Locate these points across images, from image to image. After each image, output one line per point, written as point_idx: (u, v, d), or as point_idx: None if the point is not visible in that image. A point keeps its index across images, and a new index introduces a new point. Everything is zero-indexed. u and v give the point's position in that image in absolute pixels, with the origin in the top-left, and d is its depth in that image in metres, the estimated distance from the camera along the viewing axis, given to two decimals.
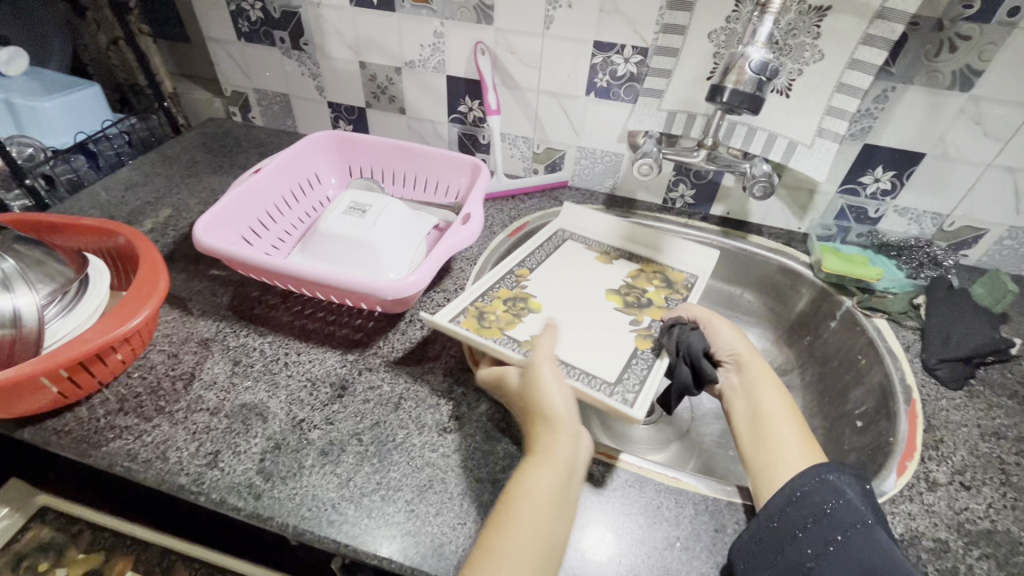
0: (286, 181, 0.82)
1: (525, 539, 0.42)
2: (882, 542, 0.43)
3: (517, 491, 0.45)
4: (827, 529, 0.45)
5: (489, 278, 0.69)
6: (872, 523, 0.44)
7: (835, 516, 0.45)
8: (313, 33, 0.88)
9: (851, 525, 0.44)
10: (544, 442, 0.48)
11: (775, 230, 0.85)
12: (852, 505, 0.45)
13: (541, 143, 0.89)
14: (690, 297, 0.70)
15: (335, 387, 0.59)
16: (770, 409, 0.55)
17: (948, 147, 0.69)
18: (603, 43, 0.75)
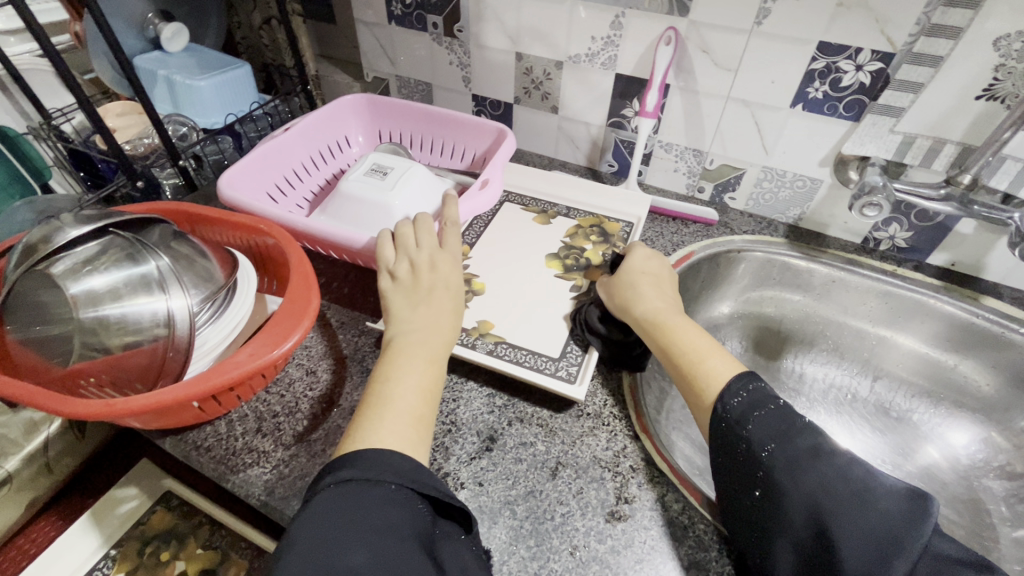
0: (313, 142, 0.75)
1: (408, 400, 0.44)
2: (802, 455, 0.40)
3: (392, 363, 0.47)
4: (749, 466, 0.42)
5: None
6: (791, 434, 0.42)
7: (755, 457, 0.42)
8: (470, 19, 0.80)
9: (768, 455, 0.41)
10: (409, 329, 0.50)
11: (1017, 291, 0.67)
12: (762, 429, 0.43)
13: (715, 159, 0.76)
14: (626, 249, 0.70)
15: (483, 438, 0.51)
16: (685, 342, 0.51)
17: None
18: (830, 46, 0.60)
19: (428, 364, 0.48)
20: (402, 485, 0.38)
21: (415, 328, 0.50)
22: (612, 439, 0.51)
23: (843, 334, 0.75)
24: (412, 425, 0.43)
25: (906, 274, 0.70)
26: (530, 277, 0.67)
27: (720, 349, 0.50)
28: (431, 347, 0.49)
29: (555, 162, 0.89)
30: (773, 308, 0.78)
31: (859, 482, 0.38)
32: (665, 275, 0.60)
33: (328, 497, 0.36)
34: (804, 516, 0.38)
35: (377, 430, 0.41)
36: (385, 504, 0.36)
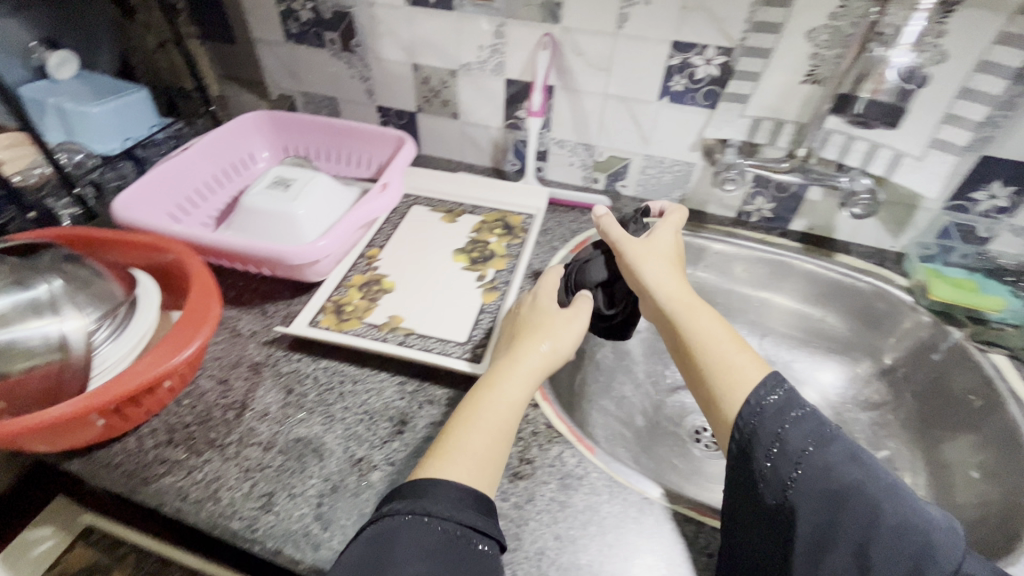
0: (213, 160, 0.76)
1: (477, 436, 0.46)
2: (833, 467, 0.38)
3: (473, 404, 0.48)
4: (784, 462, 0.40)
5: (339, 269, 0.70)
6: (826, 441, 0.40)
7: (779, 471, 0.40)
8: (365, 34, 0.84)
9: (797, 465, 0.40)
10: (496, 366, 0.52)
11: (864, 248, 0.77)
12: (797, 430, 0.41)
13: (603, 151, 0.83)
14: (526, 239, 0.76)
15: (395, 422, 0.54)
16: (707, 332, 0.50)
17: None
18: (682, 44, 0.68)
19: (516, 403, 0.49)
20: (450, 523, 0.39)
21: (533, 356, 0.52)
22: None
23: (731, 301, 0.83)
24: (483, 467, 0.44)
25: (772, 241, 0.79)
26: (438, 271, 0.71)
27: (741, 345, 0.49)
28: (522, 388, 0.50)
29: (462, 165, 0.94)
30: None
31: (904, 503, 0.36)
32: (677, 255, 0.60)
33: (366, 542, 0.38)
34: (848, 532, 0.36)
35: (451, 461, 0.43)
36: (431, 540, 0.38)
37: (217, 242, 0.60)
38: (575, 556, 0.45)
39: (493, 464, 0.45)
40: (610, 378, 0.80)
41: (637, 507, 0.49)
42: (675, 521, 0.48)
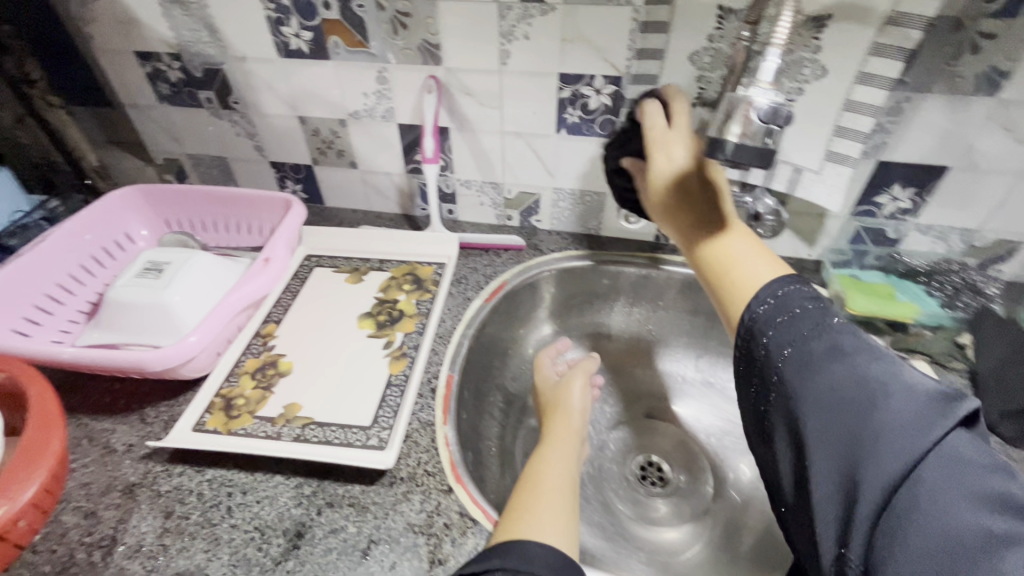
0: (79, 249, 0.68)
1: (556, 493, 0.50)
2: (817, 357, 0.38)
3: (535, 466, 0.54)
4: (767, 370, 0.40)
5: (230, 355, 0.64)
6: (809, 337, 0.39)
7: (766, 377, 0.40)
8: (242, 90, 0.78)
9: (782, 360, 0.39)
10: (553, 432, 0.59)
11: (783, 259, 0.76)
12: (783, 329, 0.40)
13: (511, 188, 0.79)
14: (437, 293, 0.71)
15: (289, 536, 0.48)
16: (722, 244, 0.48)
17: (976, 156, 0.60)
18: (570, 76, 0.65)
19: (567, 460, 0.55)
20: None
21: (565, 428, 0.60)
22: (425, 500, 0.50)
23: (662, 327, 0.81)
24: (564, 525, 0.46)
25: None
26: (341, 342, 0.65)
27: (758, 260, 0.46)
28: (568, 446, 0.57)
29: (371, 214, 0.89)
30: (597, 315, 0.82)
31: (870, 383, 0.35)
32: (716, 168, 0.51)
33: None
34: (827, 428, 0.35)
35: (536, 521, 0.46)
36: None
37: (67, 357, 0.53)
38: None
39: (573, 520, 0.47)
40: None
41: None
42: None
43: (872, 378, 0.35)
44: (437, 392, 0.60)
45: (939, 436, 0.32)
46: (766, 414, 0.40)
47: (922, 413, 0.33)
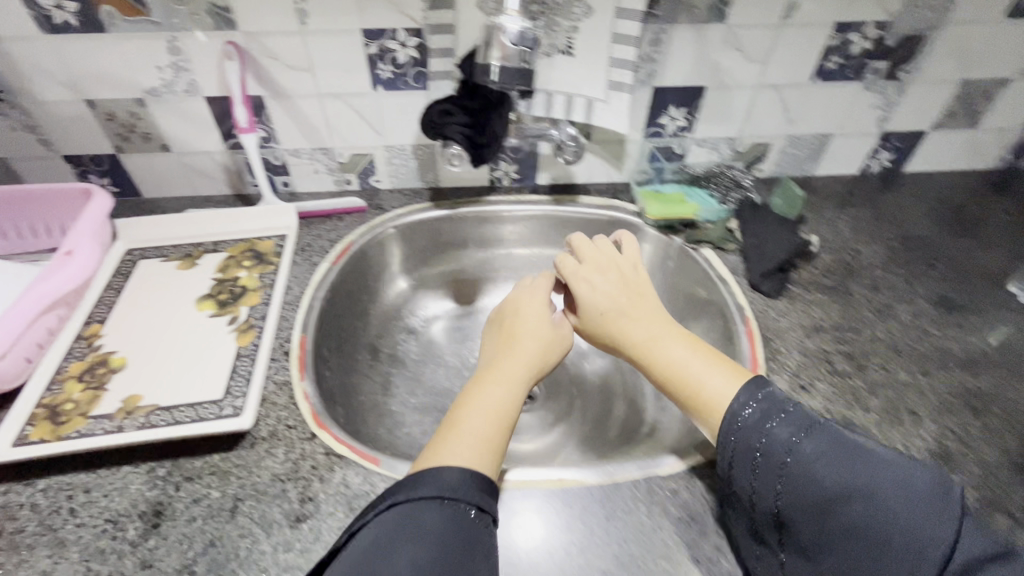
0: None
1: (477, 422, 0.48)
2: (819, 459, 0.40)
3: (472, 388, 0.52)
4: (769, 475, 0.41)
5: (46, 363, 0.58)
6: (802, 440, 0.41)
7: (769, 481, 0.41)
8: (5, 76, 0.68)
9: (784, 464, 0.41)
10: (501, 342, 0.57)
11: (601, 184, 0.86)
12: (776, 436, 0.42)
13: (343, 151, 0.80)
14: (280, 263, 0.71)
15: (148, 517, 0.47)
16: (669, 351, 0.52)
17: (721, 74, 0.73)
18: (372, 31, 0.67)
19: (506, 386, 0.52)
20: (473, 506, 0.42)
21: (498, 374, 0.53)
22: (289, 450, 0.52)
23: (511, 263, 0.88)
24: (481, 450, 0.46)
25: (526, 198, 0.84)
26: (180, 327, 0.63)
27: (719, 367, 0.49)
28: (508, 368, 0.54)
29: (199, 199, 0.84)
30: (451, 262, 0.87)
31: (874, 481, 0.37)
32: (642, 280, 0.59)
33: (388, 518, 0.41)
34: (843, 530, 0.37)
35: (451, 448, 0.46)
36: (439, 521, 0.40)
37: None
38: None
39: (493, 452, 0.47)
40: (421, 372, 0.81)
41: None
42: None
43: (874, 475, 0.38)
44: (290, 355, 0.61)
45: (952, 531, 0.34)
46: (765, 522, 0.42)
47: (929, 508, 0.35)
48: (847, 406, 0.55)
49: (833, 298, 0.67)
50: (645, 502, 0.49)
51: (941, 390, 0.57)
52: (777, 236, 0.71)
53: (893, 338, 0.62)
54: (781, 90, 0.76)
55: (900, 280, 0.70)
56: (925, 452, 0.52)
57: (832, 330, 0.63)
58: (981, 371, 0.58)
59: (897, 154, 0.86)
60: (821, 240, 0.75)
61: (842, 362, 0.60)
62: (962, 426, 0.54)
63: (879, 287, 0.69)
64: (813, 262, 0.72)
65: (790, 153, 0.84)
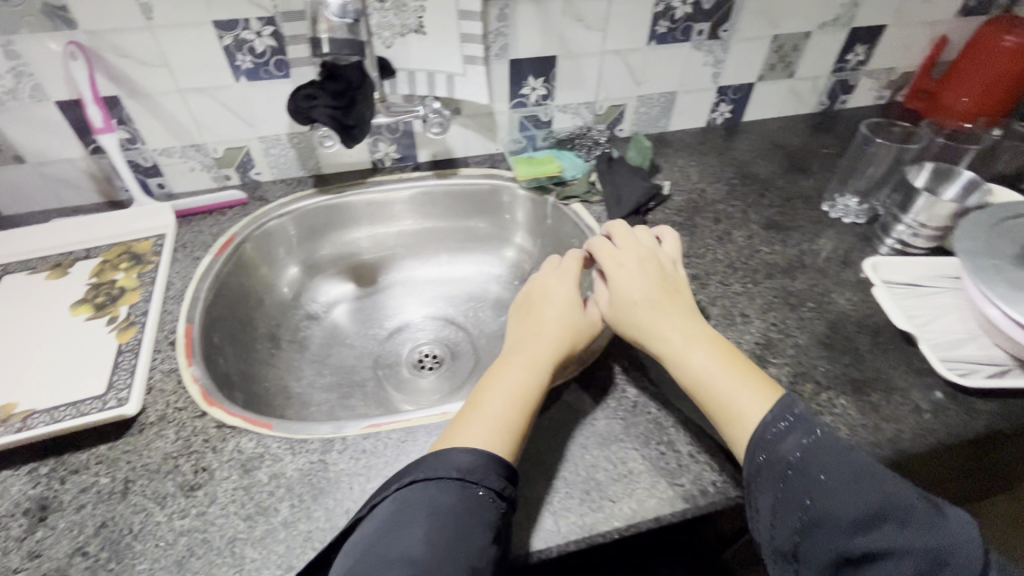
0: None
1: (495, 407, 0.49)
2: (850, 479, 0.40)
3: (493, 373, 0.53)
4: (798, 486, 0.42)
5: None
6: (832, 458, 0.42)
7: (797, 494, 0.41)
8: None
9: (815, 481, 0.41)
10: (530, 323, 0.57)
11: (479, 156, 0.92)
12: (814, 453, 0.42)
13: (216, 147, 0.80)
14: (159, 261, 0.71)
15: (33, 512, 0.47)
16: (697, 360, 0.51)
17: (568, 43, 0.81)
18: (224, 22, 0.68)
19: (527, 369, 0.53)
20: (491, 491, 0.44)
21: (522, 353, 0.54)
22: (180, 430, 0.53)
23: (404, 240, 0.92)
24: (498, 436, 0.48)
25: (409, 175, 0.89)
26: (54, 334, 0.62)
27: (748, 382, 0.49)
28: (531, 355, 0.54)
29: (68, 210, 0.81)
30: (345, 245, 0.90)
31: (900, 505, 0.38)
32: (674, 278, 0.58)
33: (391, 503, 0.43)
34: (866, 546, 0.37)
35: (469, 431, 0.48)
36: (448, 499, 0.43)
37: None
38: (269, 524, 0.46)
39: (508, 439, 0.48)
40: (326, 353, 0.83)
41: (321, 449, 0.52)
42: (357, 443, 0.52)
43: (904, 502, 0.38)
44: (177, 344, 0.61)
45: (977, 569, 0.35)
46: (787, 532, 0.42)
47: (955, 542, 0.36)
48: None
49: (682, 231, 0.76)
50: None
51: (767, 295, 0.67)
52: (632, 180, 0.80)
53: (730, 258, 0.72)
54: (623, 54, 0.85)
55: (737, 211, 0.80)
56: (752, 343, 0.61)
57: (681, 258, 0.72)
58: (798, 275, 0.69)
59: (734, 105, 0.98)
60: (673, 185, 0.85)
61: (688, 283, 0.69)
62: (782, 319, 0.64)
63: (720, 218, 0.79)
64: (665, 204, 0.81)
65: (643, 112, 0.94)
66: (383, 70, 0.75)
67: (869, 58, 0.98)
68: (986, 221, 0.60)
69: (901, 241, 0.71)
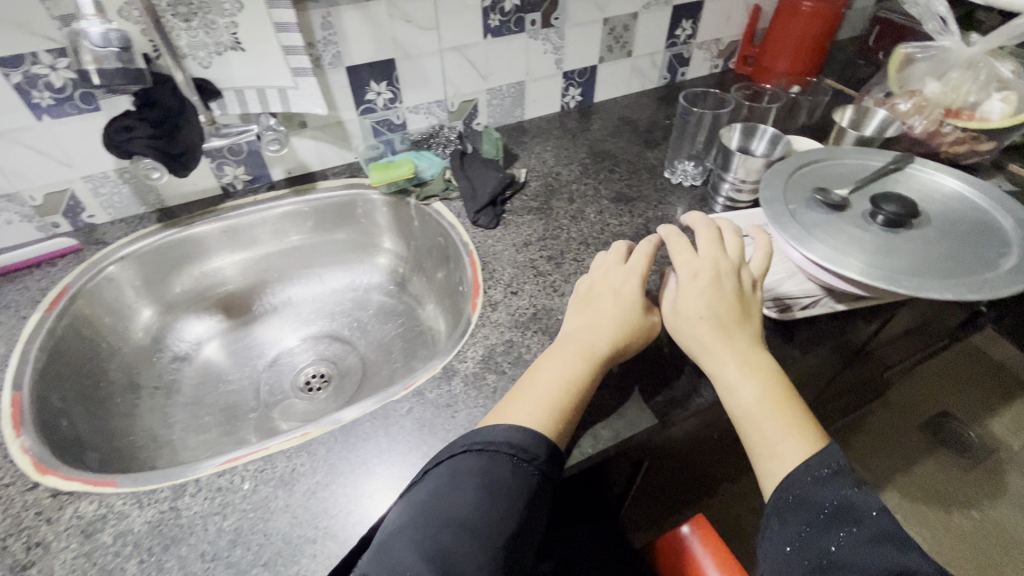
0: None
1: (543, 390, 0.52)
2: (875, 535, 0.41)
3: (548, 354, 0.56)
4: (822, 523, 0.43)
5: None
6: (863, 512, 0.42)
7: (822, 534, 0.42)
8: None
9: (840, 531, 0.42)
10: (585, 310, 0.58)
11: (338, 167, 0.90)
12: (851, 501, 0.43)
13: (32, 194, 0.73)
14: None
15: None
16: (746, 394, 0.49)
17: (403, 45, 0.81)
18: (5, 59, 0.62)
19: (574, 358, 0.54)
20: (535, 472, 0.47)
21: (578, 339, 0.56)
22: (8, 508, 0.49)
23: (271, 262, 0.89)
24: (541, 416, 0.50)
25: (264, 196, 0.86)
26: None
27: (796, 428, 0.47)
28: (583, 343, 0.55)
29: None
30: (206, 277, 0.85)
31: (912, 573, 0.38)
32: (744, 301, 0.54)
33: (443, 472, 0.47)
34: None
35: (516, 412, 0.50)
36: (504, 469, 0.46)
37: None
38: None
39: (547, 423, 0.50)
40: (201, 393, 0.79)
41: (172, 495, 0.49)
42: (211, 481, 0.50)
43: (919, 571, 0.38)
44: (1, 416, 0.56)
45: None
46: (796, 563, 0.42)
47: None
48: (546, 296, 0.67)
49: (538, 216, 0.79)
50: (382, 426, 0.54)
51: None
52: (484, 172, 0.82)
53: (582, 234, 0.76)
54: (462, 50, 0.86)
55: (589, 188, 0.85)
56: None
57: (537, 241, 0.75)
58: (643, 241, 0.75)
59: (582, 88, 1.02)
60: (529, 171, 0.88)
61: (544, 264, 0.72)
62: None
63: (573, 198, 0.83)
64: (522, 191, 0.84)
65: (495, 104, 0.96)
66: (205, 91, 0.71)
67: (696, 31, 1.05)
68: (782, 174, 0.67)
69: (728, 198, 0.78)
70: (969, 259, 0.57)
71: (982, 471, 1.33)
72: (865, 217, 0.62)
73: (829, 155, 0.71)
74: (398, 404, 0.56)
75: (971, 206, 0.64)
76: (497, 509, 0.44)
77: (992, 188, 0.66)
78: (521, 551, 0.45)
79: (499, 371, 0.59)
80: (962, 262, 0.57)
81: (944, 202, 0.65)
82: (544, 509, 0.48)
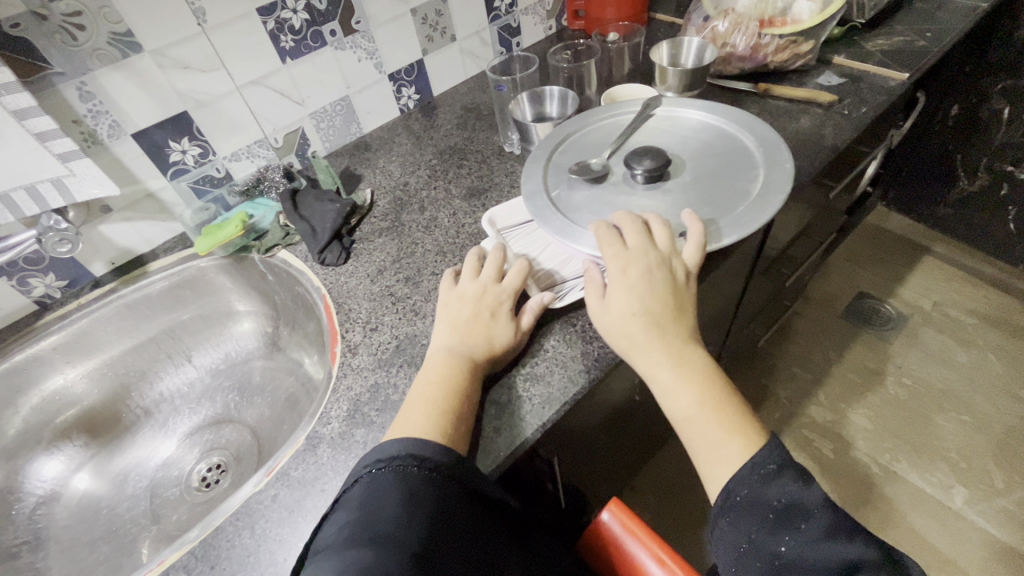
0: None
1: (431, 400, 0.50)
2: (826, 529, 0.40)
3: (431, 364, 0.53)
4: (769, 519, 0.42)
5: None
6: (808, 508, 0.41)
7: (774, 538, 0.41)
8: None
9: (795, 530, 0.41)
10: (460, 319, 0.55)
11: (168, 241, 0.82)
12: (795, 495, 0.42)
13: None
14: None
15: None
16: (676, 395, 0.48)
17: (190, 94, 0.73)
18: None
19: (455, 364, 0.52)
20: (449, 474, 0.44)
21: (455, 346, 0.53)
22: None
23: (122, 364, 0.80)
24: (431, 425, 0.48)
25: (89, 297, 0.77)
26: None
27: (733, 428, 0.46)
28: (461, 350, 0.53)
29: None
30: (52, 402, 0.76)
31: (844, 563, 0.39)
32: (677, 295, 0.52)
33: (360, 490, 0.43)
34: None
35: (404, 428, 0.48)
36: (416, 479, 0.43)
37: None
38: None
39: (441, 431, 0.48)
40: (78, 530, 0.71)
41: None
42: None
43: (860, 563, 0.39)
44: None
45: None
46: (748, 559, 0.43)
47: None
48: (407, 322, 0.63)
49: (389, 236, 0.74)
50: (246, 525, 0.49)
51: None
52: (321, 206, 0.75)
53: (437, 245, 0.72)
54: (263, 82, 0.78)
55: (439, 192, 0.80)
56: None
57: (391, 266, 0.70)
58: None
59: (414, 87, 0.97)
60: (375, 190, 0.82)
61: (401, 288, 0.67)
62: None
63: (424, 207, 0.78)
64: (371, 216, 0.78)
65: (325, 127, 0.89)
66: None
67: None
68: (541, 162, 0.66)
69: None
70: (725, 193, 0.59)
71: (903, 340, 1.40)
72: (628, 178, 0.62)
73: (581, 124, 0.71)
74: (261, 495, 0.51)
75: (716, 134, 0.67)
76: (418, 517, 0.40)
77: (728, 108, 0.69)
78: (453, 558, 0.40)
79: (367, 423, 0.54)
80: (722, 198, 0.59)
81: (696, 138, 0.66)
82: (472, 514, 0.43)
